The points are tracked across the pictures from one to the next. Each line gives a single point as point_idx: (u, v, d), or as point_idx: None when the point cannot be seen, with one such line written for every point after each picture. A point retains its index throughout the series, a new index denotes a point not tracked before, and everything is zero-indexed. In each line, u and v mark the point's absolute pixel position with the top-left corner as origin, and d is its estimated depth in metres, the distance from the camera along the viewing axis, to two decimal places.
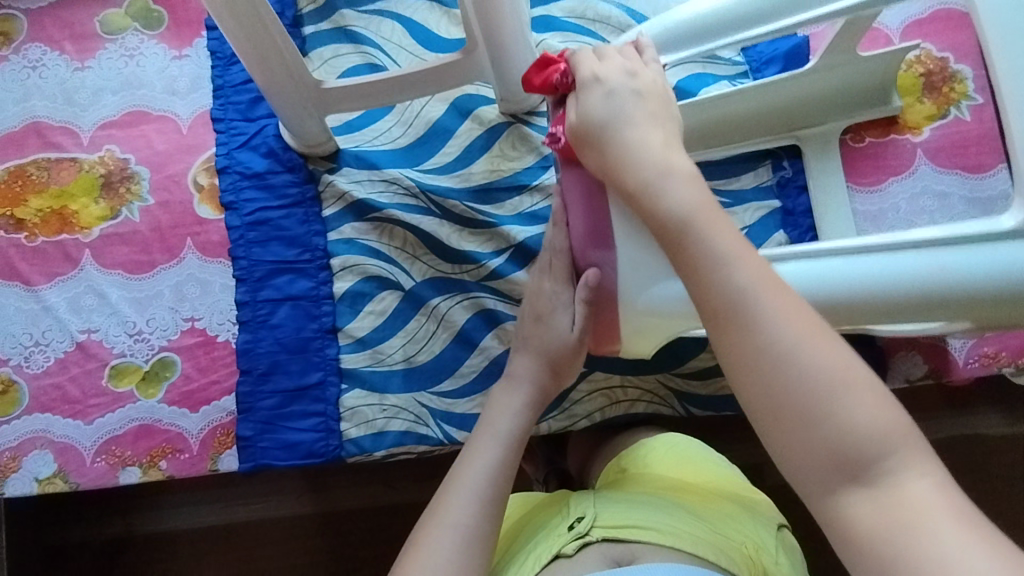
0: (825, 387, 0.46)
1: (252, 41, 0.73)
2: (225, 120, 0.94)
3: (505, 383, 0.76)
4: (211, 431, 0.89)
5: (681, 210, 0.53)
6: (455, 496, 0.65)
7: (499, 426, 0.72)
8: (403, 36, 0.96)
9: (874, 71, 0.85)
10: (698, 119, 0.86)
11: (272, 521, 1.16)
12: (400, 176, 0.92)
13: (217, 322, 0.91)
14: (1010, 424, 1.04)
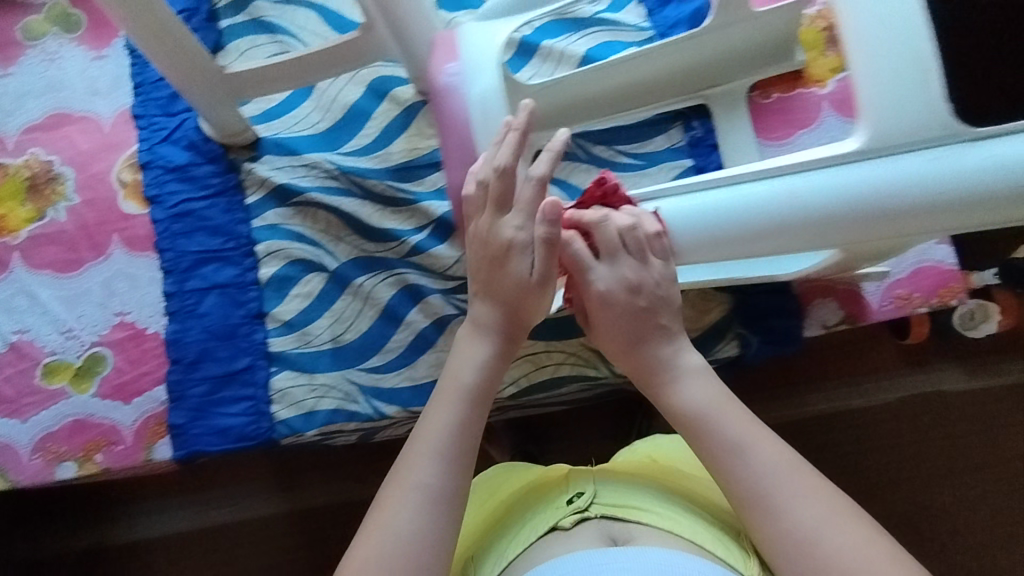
0: (780, 492, 0.57)
1: (140, 26, 0.74)
2: (145, 116, 0.96)
3: (467, 331, 0.70)
4: (144, 421, 0.90)
5: (693, 407, 0.64)
6: (419, 459, 0.61)
7: (462, 379, 0.66)
8: (317, 23, 0.97)
9: (774, 26, 0.84)
10: (605, 85, 0.88)
11: (242, 523, 1.16)
12: (319, 159, 0.93)
13: (146, 314, 0.92)
14: (969, 377, 1.07)
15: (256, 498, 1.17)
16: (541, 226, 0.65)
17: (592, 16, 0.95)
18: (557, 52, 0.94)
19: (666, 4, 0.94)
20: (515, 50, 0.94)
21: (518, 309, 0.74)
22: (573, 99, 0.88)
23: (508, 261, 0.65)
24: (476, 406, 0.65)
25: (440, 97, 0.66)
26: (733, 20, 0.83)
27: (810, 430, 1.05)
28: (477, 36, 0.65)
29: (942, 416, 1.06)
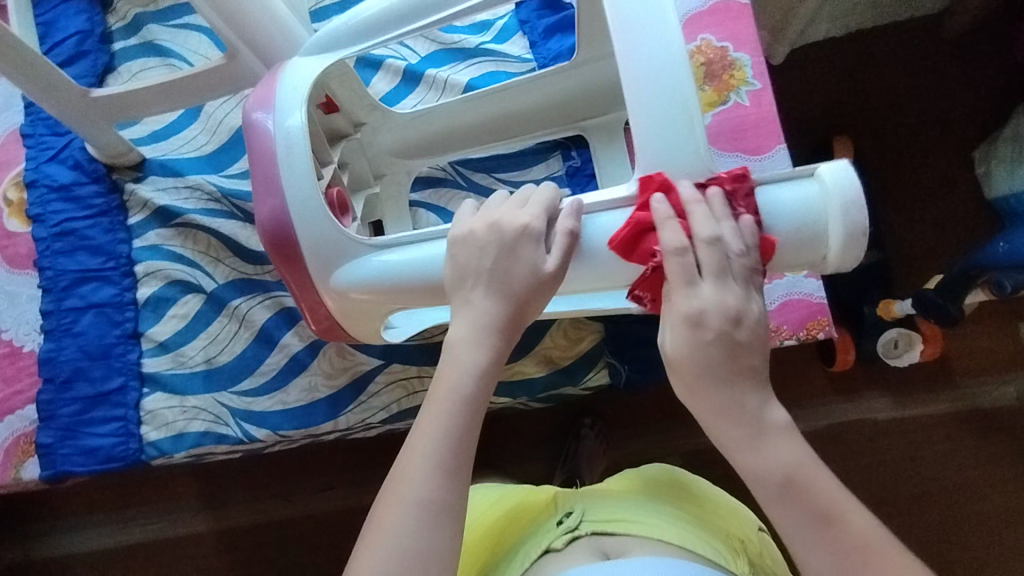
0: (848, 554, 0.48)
1: None
2: (34, 136, 0.97)
3: (465, 332, 0.56)
4: (15, 440, 0.90)
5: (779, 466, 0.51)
6: (412, 470, 0.52)
7: (461, 387, 0.54)
8: (208, 47, 0.99)
9: None
10: (478, 116, 0.89)
11: (166, 540, 1.20)
12: (202, 182, 0.94)
13: (23, 332, 0.92)
14: (897, 406, 1.17)
15: (180, 515, 1.20)
16: (351, 257, 0.67)
17: (476, 47, 0.97)
18: (441, 81, 0.95)
19: (549, 37, 0.95)
20: (401, 80, 0.97)
21: (350, 336, 0.77)
22: (443, 128, 0.90)
23: (514, 261, 0.56)
24: (477, 412, 0.54)
25: (252, 132, 0.69)
26: (595, 56, 0.84)
27: (724, 456, 1.14)
28: (291, 80, 0.69)
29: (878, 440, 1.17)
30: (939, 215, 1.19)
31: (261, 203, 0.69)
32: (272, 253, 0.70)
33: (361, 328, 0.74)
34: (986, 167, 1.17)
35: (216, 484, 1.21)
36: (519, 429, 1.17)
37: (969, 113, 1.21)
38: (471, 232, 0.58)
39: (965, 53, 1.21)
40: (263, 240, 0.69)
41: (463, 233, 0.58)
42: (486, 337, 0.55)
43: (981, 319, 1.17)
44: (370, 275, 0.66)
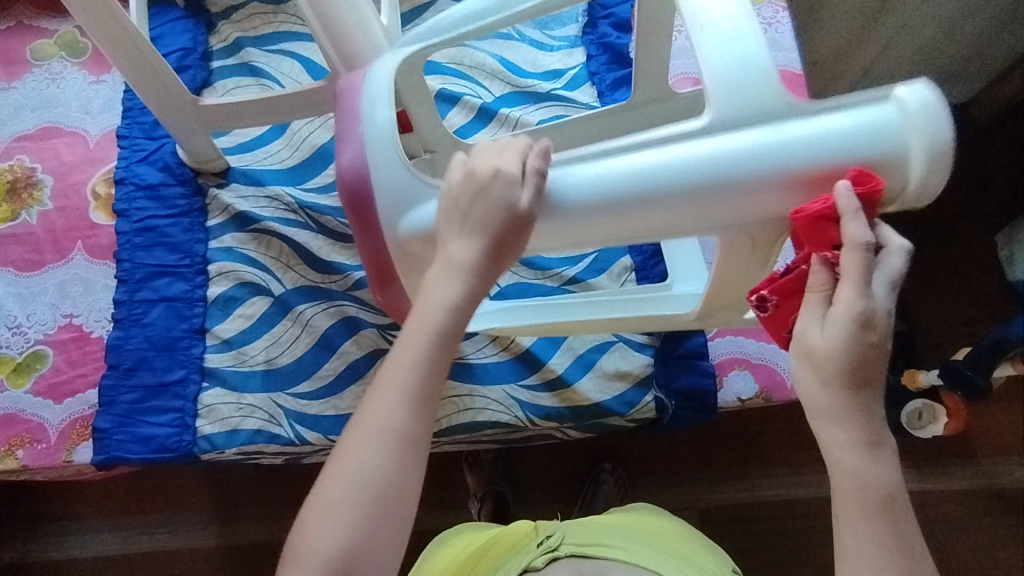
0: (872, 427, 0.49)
1: (119, 49, 0.82)
2: (129, 138, 1.03)
3: (436, 266, 0.55)
4: (71, 422, 0.92)
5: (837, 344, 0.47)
6: (384, 402, 0.50)
7: (428, 317, 0.52)
8: (300, 73, 1.07)
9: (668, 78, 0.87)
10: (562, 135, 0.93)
11: (175, 549, 1.19)
12: (281, 193, 1.00)
13: (93, 319, 0.96)
14: (920, 476, 1.18)
15: (195, 526, 1.20)
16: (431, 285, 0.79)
17: (548, 91, 1.04)
18: (513, 119, 1.02)
19: (616, 89, 1.03)
20: (475, 116, 1.03)
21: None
22: None
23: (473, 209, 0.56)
24: (450, 345, 0.52)
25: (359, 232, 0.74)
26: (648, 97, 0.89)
27: (751, 513, 1.14)
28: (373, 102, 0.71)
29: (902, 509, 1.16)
30: (964, 290, 1.24)
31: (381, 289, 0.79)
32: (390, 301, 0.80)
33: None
34: (1009, 250, 1.21)
35: (235, 497, 1.21)
36: (543, 470, 1.18)
37: (992, 196, 1.27)
38: (451, 179, 0.58)
39: (990, 139, 1.28)
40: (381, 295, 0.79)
41: (444, 186, 0.59)
42: (461, 275, 0.54)
43: (1006, 395, 1.20)
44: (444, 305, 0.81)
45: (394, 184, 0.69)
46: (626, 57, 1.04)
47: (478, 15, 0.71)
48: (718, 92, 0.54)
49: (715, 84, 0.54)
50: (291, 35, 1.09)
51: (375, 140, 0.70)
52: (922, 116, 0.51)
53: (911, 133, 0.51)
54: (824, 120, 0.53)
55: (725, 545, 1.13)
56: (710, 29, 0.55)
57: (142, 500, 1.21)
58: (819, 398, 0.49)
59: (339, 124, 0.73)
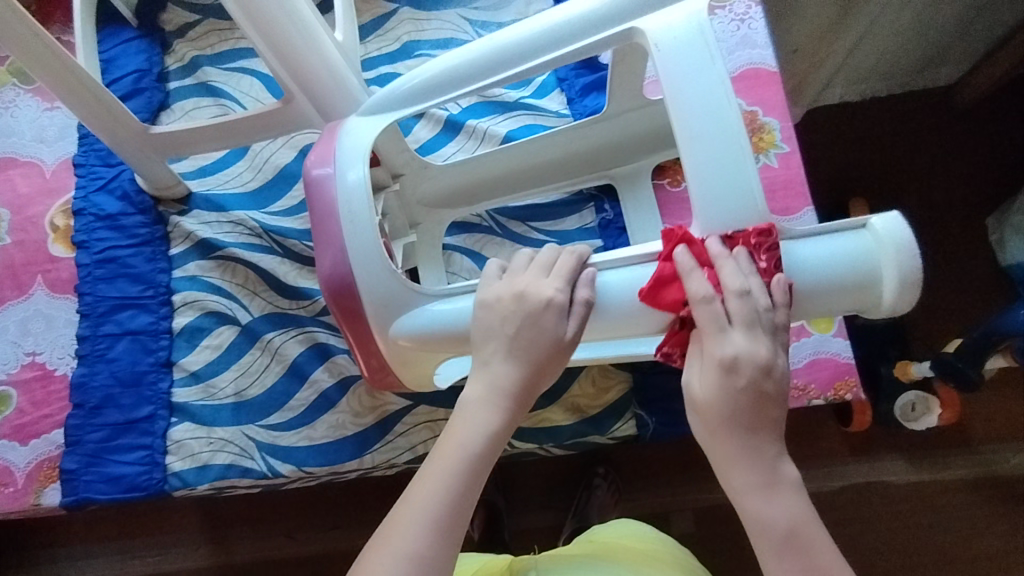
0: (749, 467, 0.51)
1: (59, 82, 0.78)
2: (86, 166, 1.00)
3: (477, 394, 0.57)
4: (38, 464, 0.89)
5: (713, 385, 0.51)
6: (405, 527, 0.50)
7: (468, 446, 0.54)
8: (259, 90, 1.03)
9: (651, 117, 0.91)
10: (533, 157, 0.93)
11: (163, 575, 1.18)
12: (245, 217, 0.96)
13: (57, 356, 0.93)
14: (915, 470, 1.16)
15: (183, 550, 1.18)
16: (408, 307, 0.66)
17: (516, 100, 1.01)
18: (481, 131, 0.99)
19: (586, 94, 1.00)
20: (442, 128, 1.01)
21: (400, 385, 0.76)
22: (479, 180, 0.93)
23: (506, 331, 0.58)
24: (476, 478, 0.53)
25: (326, 266, 0.67)
26: (618, 112, 0.90)
27: None
28: (351, 140, 0.69)
29: (898, 505, 1.14)
30: (955, 280, 1.21)
31: (360, 348, 0.72)
32: (368, 367, 0.73)
33: (411, 378, 0.73)
34: (999, 235, 1.19)
35: (222, 518, 1.19)
36: (532, 481, 1.16)
37: (982, 182, 1.24)
38: (497, 299, 0.59)
39: (977, 123, 1.26)
40: (362, 363, 0.73)
41: (488, 300, 0.60)
42: (498, 401, 0.56)
43: (999, 385, 1.18)
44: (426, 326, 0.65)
45: (382, 291, 0.66)
46: (595, 61, 1.01)
47: (460, 66, 0.68)
48: (701, 210, 0.58)
49: (701, 202, 0.58)
50: (248, 51, 1.05)
51: (360, 247, 0.66)
52: (892, 242, 0.56)
53: (882, 254, 0.56)
54: (803, 244, 0.57)
55: (719, 548, 1.11)
56: (697, 138, 0.58)
57: (127, 527, 1.19)
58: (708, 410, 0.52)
59: (316, 228, 0.68)
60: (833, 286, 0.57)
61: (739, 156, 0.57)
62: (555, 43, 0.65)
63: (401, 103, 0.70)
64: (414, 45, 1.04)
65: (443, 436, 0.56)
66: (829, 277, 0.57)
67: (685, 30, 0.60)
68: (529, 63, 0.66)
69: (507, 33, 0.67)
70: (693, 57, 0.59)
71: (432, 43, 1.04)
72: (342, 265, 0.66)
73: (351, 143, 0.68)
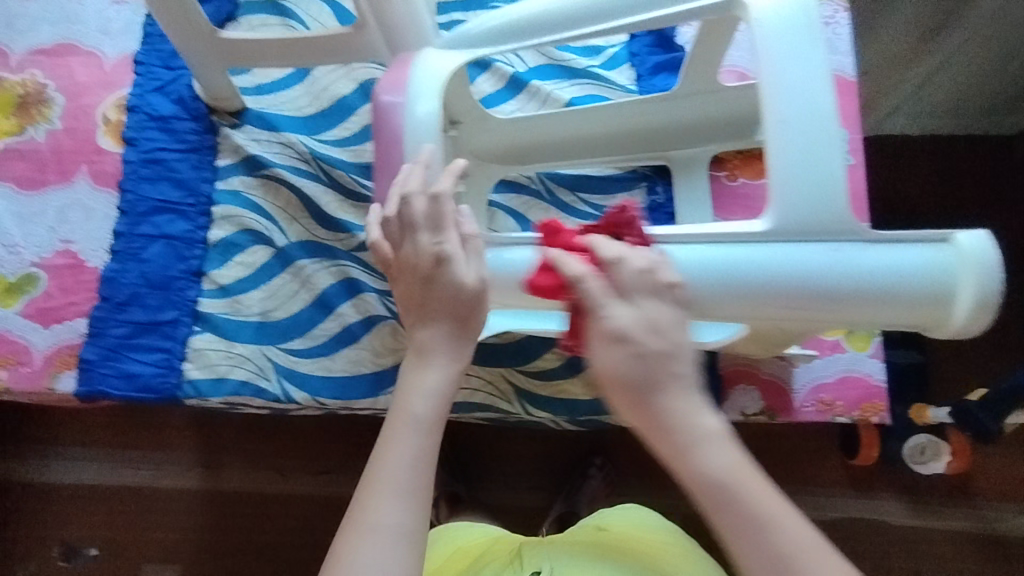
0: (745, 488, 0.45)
1: None
2: (145, 65, 0.99)
3: (412, 352, 0.55)
4: (56, 350, 0.89)
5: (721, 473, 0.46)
6: (371, 503, 0.49)
7: (415, 409, 0.52)
8: (329, 18, 1.02)
9: (730, 105, 0.89)
10: (597, 125, 0.91)
11: (155, 489, 1.19)
12: (295, 141, 0.96)
13: (90, 248, 0.93)
14: (913, 514, 1.14)
15: (176, 466, 1.19)
16: None
17: (584, 69, 0.99)
18: (545, 93, 0.98)
19: (656, 74, 0.98)
20: (505, 84, 0.99)
21: None
22: (535, 141, 0.92)
23: (439, 276, 0.54)
24: (435, 434, 0.52)
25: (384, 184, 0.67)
26: (694, 91, 0.88)
27: None
28: (426, 69, 0.67)
29: (889, 545, 1.13)
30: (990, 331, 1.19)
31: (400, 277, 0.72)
32: None
33: None
34: None
35: (220, 443, 1.20)
36: (528, 460, 1.15)
37: None
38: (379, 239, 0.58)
39: None
40: None
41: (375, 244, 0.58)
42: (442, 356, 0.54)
43: (1016, 443, 1.16)
44: (485, 268, 0.66)
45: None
46: (671, 41, 0.99)
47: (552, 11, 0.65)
48: (777, 195, 0.56)
49: (776, 190, 0.56)
50: None
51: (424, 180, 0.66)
52: (975, 259, 0.55)
53: (962, 273, 0.55)
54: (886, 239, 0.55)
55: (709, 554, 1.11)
56: (785, 126, 0.56)
57: (128, 436, 1.21)
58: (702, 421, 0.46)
59: (378, 153, 0.67)
60: (902, 292, 0.55)
61: (830, 143, 0.56)
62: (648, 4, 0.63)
63: (483, 41, 0.68)
64: None
65: (393, 401, 0.54)
66: (891, 286, 0.55)
67: (790, 11, 0.57)
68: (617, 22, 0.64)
69: None
70: (797, 41, 0.56)
71: None
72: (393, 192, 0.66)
73: (419, 76, 0.68)
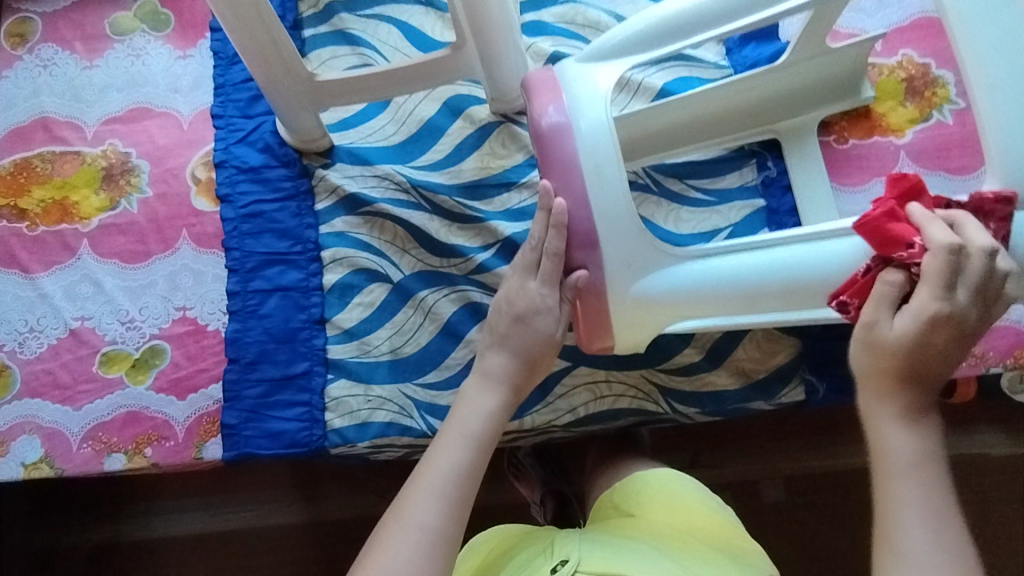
0: (891, 483, 0.55)
1: (244, 28, 0.76)
2: (224, 117, 0.97)
3: (475, 383, 0.69)
4: (196, 419, 0.89)
5: (910, 453, 0.54)
6: (419, 500, 0.59)
7: (468, 427, 0.65)
8: (399, 39, 0.99)
9: (842, 65, 0.87)
10: (704, 109, 0.88)
11: (258, 529, 1.12)
12: (392, 172, 0.94)
13: (207, 311, 0.92)
14: (1012, 441, 1.01)
15: (277, 504, 1.12)
16: (659, 266, 0.67)
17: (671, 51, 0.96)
18: (635, 83, 0.94)
19: (746, 44, 0.94)
20: None
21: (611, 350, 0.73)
22: (650, 133, 0.89)
23: (529, 318, 0.70)
24: (481, 451, 0.64)
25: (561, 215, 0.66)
26: (807, 57, 0.85)
27: None
28: (582, 83, 0.68)
29: (990, 483, 1.01)
30: None
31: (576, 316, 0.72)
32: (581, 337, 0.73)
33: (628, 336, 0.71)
34: None
35: (315, 473, 1.12)
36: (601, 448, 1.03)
37: None
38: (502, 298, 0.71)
39: None
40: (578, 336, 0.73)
41: (498, 303, 0.72)
42: (495, 385, 0.69)
43: None
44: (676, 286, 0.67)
45: (627, 249, 0.67)
46: None
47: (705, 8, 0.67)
48: (1000, 160, 0.62)
49: (999, 154, 0.61)
50: None
51: (602, 197, 0.65)
52: None
53: None
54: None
55: None
56: (998, 87, 0.61)
57: (224, 478, 1.13)
58: (904, 441, 0.55)
59: (551, 176, 0.67)
60: None
61: None
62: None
63: (636, 44, 0.69)
64: None
65: (449, 421, 0.67)
66: None
67: None
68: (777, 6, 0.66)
69: None
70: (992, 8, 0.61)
71: None
72: (556, 245, 0.68)
73: (584, 88, 0.67)
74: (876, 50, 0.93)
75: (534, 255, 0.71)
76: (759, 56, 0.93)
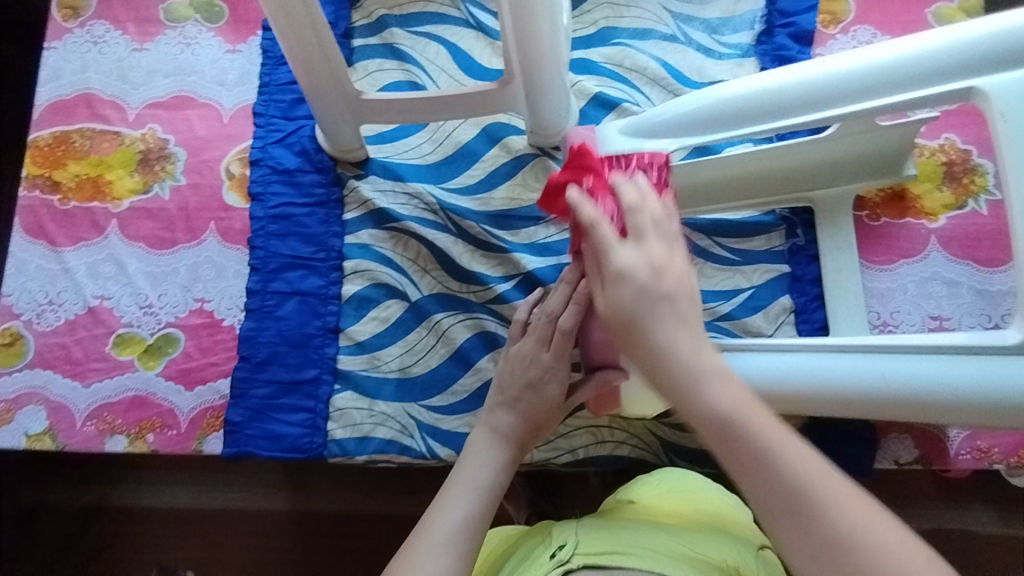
0: (749, 427, 0.46)
1: (298, 40, 0.77)
2: (265, 116, 0.98)
3: (484, 438, 0.70)
4: (201, 411, 0.90)
5: (721, 407, 0.47)
6: (430, 548, 0.58)
7: (479, 479, 0.65)
8: (446, 60, 1.00)
9: (885, 144, 0.86)
10: (737, 172, 0.88)
11: (239, 512, 1.11)
12: (423, 191, 0.94)
13: (225, 306, 0.93)
14: (1005, 524, 1.00)
15: (264, 491, 1.12)
16: None
17: None
18: None
19: None
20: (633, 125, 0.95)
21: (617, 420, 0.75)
22: (687, 188, 0.89)
23: (540, 385, 0.71)
24: (490, 501, 0.64)
25: None
26: (851, 133, 0.83)
27: None
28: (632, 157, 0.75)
29: (979, 562, 0.99)
30: None
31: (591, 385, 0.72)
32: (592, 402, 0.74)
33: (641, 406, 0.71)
34: None
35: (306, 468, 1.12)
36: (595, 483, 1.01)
37: None
38: (512, 364, 0.72)
39: None
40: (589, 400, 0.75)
41: (506, 369, 0.73)
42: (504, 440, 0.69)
43: None
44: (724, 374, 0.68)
45: None
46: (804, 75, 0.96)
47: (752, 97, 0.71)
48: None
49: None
50: (438, 15, 1.01)
51: None
52: None
53: None
54: None
55: None
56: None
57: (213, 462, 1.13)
58: (719, 391, 0.48)
59: None
60: None
61: None
62: (849, 96, 0.67)
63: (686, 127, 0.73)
64: (612, 32, 0.99)
65: (457, 471, 0.67)
66: None
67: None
68: (814, 112, 0.68)
69: (796, 70, 0.69)
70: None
71: (631, 32, 0.99)
72: (569, 321, 0.68)
73: None
74: (920, 131, 0.92)
75: (546, 326, 0.71)
76: (802, 123, 0.93)
